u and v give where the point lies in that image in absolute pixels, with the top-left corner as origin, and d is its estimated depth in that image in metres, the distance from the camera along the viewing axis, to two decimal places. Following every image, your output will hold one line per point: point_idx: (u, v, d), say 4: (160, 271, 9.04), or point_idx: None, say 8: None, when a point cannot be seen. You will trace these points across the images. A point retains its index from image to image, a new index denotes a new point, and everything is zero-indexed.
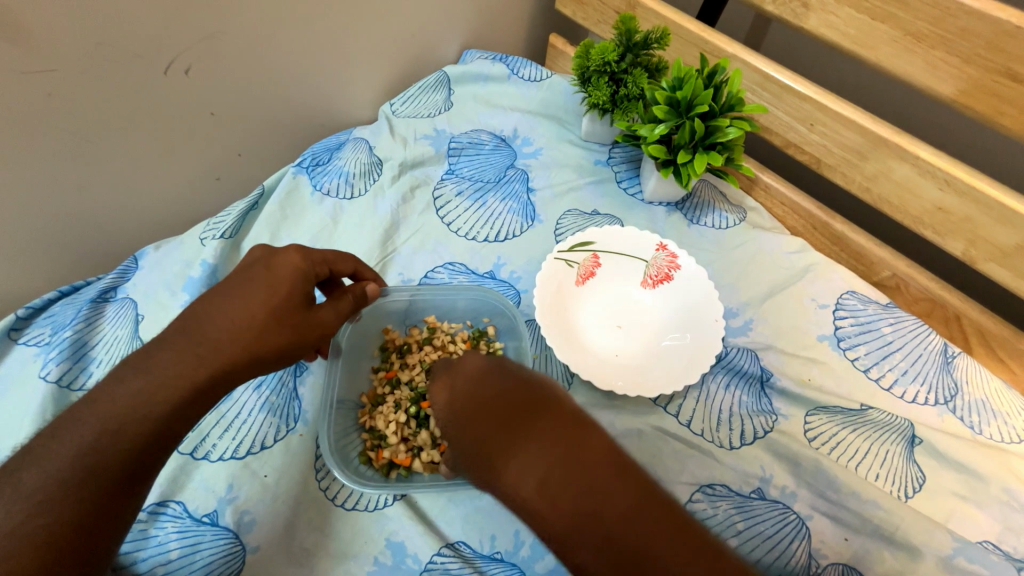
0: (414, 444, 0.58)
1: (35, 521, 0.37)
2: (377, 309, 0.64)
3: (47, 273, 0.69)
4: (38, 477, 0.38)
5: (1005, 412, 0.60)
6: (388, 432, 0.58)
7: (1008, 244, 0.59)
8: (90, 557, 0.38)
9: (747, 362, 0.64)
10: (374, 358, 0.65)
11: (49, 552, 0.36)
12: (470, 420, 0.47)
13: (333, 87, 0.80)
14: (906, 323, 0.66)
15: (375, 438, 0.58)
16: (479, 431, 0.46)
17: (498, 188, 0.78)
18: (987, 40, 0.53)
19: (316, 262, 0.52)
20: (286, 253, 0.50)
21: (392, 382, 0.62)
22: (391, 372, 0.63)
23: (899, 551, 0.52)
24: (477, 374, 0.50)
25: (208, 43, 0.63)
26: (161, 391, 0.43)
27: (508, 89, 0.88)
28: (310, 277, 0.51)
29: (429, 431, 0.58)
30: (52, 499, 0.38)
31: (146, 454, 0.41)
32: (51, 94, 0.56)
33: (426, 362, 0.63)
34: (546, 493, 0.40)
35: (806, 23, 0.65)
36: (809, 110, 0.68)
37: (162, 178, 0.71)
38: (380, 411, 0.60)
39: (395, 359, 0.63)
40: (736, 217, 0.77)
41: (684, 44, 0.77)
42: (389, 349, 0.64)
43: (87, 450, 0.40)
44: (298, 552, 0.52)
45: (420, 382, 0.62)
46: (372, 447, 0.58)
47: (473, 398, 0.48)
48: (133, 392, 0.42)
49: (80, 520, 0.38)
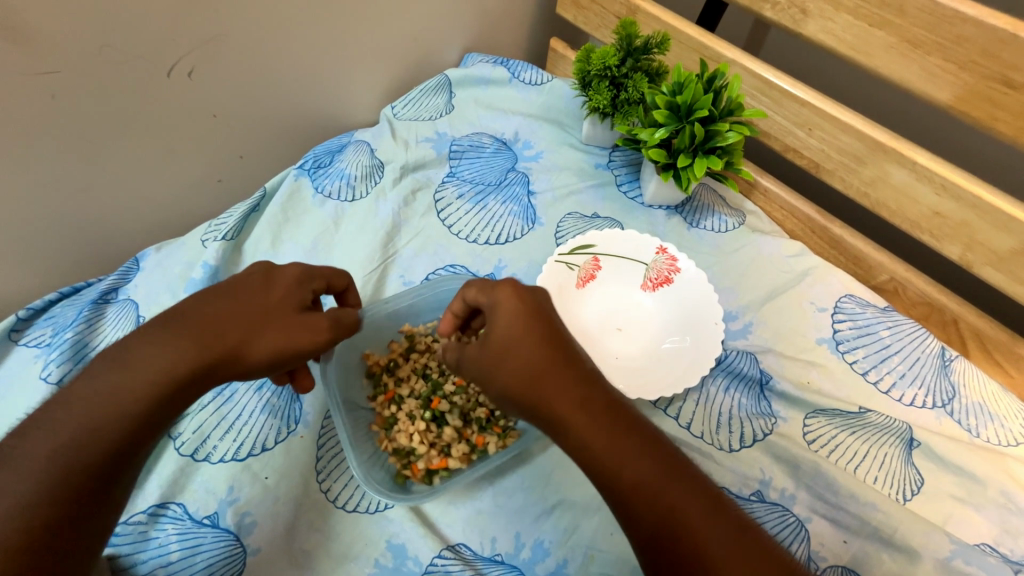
0: (443, 445, 0.58)
1: (8, 524, 0.36)
2: (343, 348, 0.61)
3: (48, 274, 0.69)
4: (11, 479, 0.38)
5: (1002, 415, 0.60)
6: (415, 444, 0.57)
7: (1004, 249, 0.60)
8: (61, 555, 0.38)
9: (746, 365, 0.64)
10: (364, 387, 0.63)
11: (26, 552, 0.36)
12: (524, 361, 0.45)
13: (335, 90, 0.80)
14: (904, 326, 0.66)
15: (403, 456, 0.57)
16: (539, 370, 0.44)
17: (499, 191, 0.79)
18: (982, 47, 0.53)
19: (315, 276, 0.54)
20: (285, 268, 0.53)
21: (394, 399, 0.61)
22: (388, 390, 0.61)
23: (897, 553, 0.52)
24: (523, 313, 0.47)
25: (210, 46, 0.63)
26: (137, 386, 0.42)
27: (509, 92, 0.88)
28: (305, 289, 0.52)
29: (451, 426, 0.58)
30: (27, 500, 0.37)
31: (122, 453, 0.41)
32: (54, 95, 0.56)
33: (417, 368, 0.63)
34: (612, 439, 0.42)
35: (804, 29, 0.66)
36: (808, 115, 0.69)
37: (164, 179, 0.71)
38: (397, 429, 0.58)
39: (387, 379, 0.62)
40: (736, 221, 0.77)
41: (684, 49, 0.78)
42: (376, 372, 0.63)
43: (62, 450, 0.39)
44: (298, 554, 0.52)
45: (420, 388, 0.62)
46: (404, 466, 0.57)
47: (525, 338, 0.46)
48: (111, 388, 0.42)
49: (58, 519, 0.38)
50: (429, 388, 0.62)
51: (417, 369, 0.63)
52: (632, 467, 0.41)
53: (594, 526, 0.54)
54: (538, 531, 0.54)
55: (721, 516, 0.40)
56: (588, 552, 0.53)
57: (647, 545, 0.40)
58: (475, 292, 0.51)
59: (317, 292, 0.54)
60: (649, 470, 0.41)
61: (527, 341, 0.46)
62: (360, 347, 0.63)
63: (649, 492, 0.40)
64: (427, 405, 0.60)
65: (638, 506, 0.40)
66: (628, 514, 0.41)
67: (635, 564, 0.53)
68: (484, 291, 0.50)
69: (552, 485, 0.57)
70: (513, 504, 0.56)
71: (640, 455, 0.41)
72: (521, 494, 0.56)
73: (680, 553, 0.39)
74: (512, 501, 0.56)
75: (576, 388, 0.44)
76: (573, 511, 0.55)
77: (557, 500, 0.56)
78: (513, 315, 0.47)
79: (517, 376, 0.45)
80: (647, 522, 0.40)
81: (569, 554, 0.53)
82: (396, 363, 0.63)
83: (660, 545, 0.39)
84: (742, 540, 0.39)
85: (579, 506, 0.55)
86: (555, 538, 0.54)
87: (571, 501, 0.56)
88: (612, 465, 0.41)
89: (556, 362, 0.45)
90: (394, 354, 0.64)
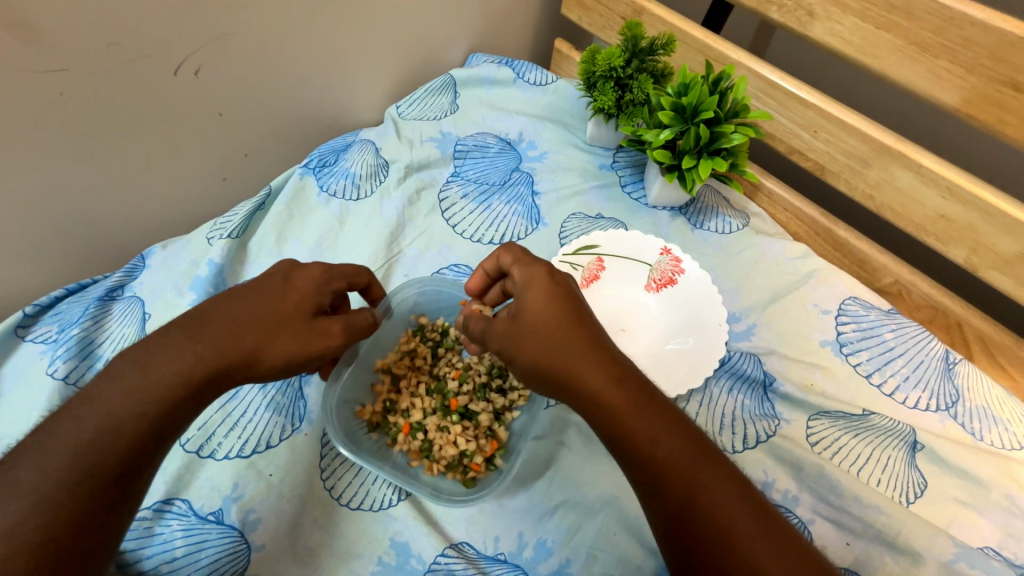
0: (485, 430, 0.59)
1: (29, 522, 0.37)
2: (337, 404, 0.57)
3: (54, 271, 0.69)
4: (33, 476, 0.39)
5: (1006, 419, 0.60)
6: (464, 445, 0.57)
7: (1009, 252, 0.60)
8: (83, 553, 0.38)
9: (749, 366, 0.64)
10: (377, 443, 0.59)
11: (44, 552, 0.37)
12: (557, 338, 0.45)
13: (341, 89, 0.80)
14: (908, 329, 0.67)
15: (457, 465, 0.57)
16: (570, 344, 0.45)
17: (503, 191, 0.79)
18: (990, 50, 0.53)
19: (334, 276, 0.53)
20: (304, 270, 0.52)
21: (414, 428, 0.59)
22: (402, 425, 0.59)
23: (900, 556, 0.52)
24: (554, 291, 0.48)
25: (218, 44, 0.63)
26: (157, 387, 0.43)
27: (513, 92, 0.88)
28: (325, 291, 0.52)
29: (481, 413, 0.59)
30: (43, 496, 0.38)
31: (141, 456, 0.42)
32: (62, 93, 0.56)
33: (412, 391, 0.62)
34: (641, 412, 0.43)
35: (810, 31, 0.66)
36: (813, 118, 0.69)
37: (170, 177, 0.71)
38: (437, 447, 0.57)
39: (395, 417, 0.60)
40: (739, 223, 0.77)
41: (689, 51, 0.78)
42: (380, 421, 0.60)
43: (80, 448, 0.40)
44: (302, 550, 0.52)
45: (426, 403, 0.61)
46: (461, 471, 0.57)
47: (555, 316, 0.46)
48: (128, 388, 0.42)
49: (75, 522, 0.38)
50: (435, 399, 0.61)
51: (415, 389, 0.62)
52: (665, 441, 0.42)
53: (596, 526, 0.54)
54: (540, 531, 0.54)
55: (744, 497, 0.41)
56: (590, 552, 0.53)
57: (671, 523, 0.41)
58: (511, 260, 0.53)
59: (337, 293, 0.54)
60: (675, 445, 0.42)
61: (560, 319, 0.46)
62: (353, 405, 0.60)
63: (680, 469, 0.41)
64: (446, 408, 0.60)
65: (667, 480, 0.41)
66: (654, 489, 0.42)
67: (637, 565, 0.53)
68: (520, 265, 0.51)
69: (555, 485, 0.57)
70: (516, 503, 0.56)
71: (666, 429, 0.43)
72: (524, 494, 0.56)
73: (701, 531, 0.39)
74: (515, 500, 0.56)
75: (605, 362, 0.45)
76: (576, 510, 0.55)
77: (560, 500, 0.56)
78: (542, 293, 0.48)
79: (542, 347, 0.45)
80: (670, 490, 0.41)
81: (571, 553, 0.53)
82: (391, 397, 0.61)
83: (685, 521, 0.40)
84: (763, 519, 0.40)
85: (582, 506, 0.55)
86: (558, 538, 0.54)
87: (575, 501, 0.56)
88: (647, 437, 0.42)
89: (585, 341, 0.46)
90: (382, 395, 0.62)
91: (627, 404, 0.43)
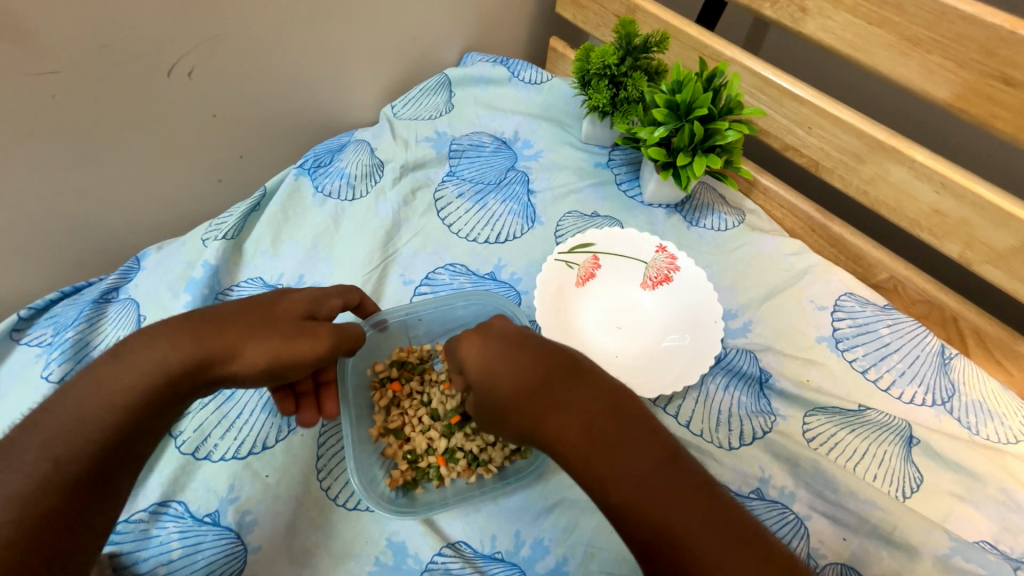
0: None
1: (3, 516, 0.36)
2: (358, 466, 0.54)
3: (50, 273, 0.69)
4: (7, 472, 0.38)
5: (1001, 413, 0.60)
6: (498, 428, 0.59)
7: (1003, 247, 0.60)
8: (55, 545, 0.37)
9: (745, 363, 0.64)
10: (428, 493, 0.58)
11: (19, 546, 0.36)
12: (520, 371, 0.44)
13: (336, 90, 0.80)
14: (904, 325, 0.67)
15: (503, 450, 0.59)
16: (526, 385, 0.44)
17: (498, 190, 0.79)
18: (982, 45, 0.53)
19: (331, 296, 0.55)
20: (303, 288, 0.54)
21: (447, 455, 0.59)
22: (436, 461, 0.58)
23: (896, 550, 0.52)
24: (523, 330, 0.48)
25: (209, 45, 0.63)
26: (129, 374, 0.43)
27: (508, 91, 0.88)
28: (321, 305, 0.53)
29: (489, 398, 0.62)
30: (17, 491, 0.37)
31: (118, 445, 0.42)
32: (54, 96, 0.56)
33: (423, 429, 0.61)
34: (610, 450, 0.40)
35: (804, 27, 0.66)
36: (807, 114, 0.69)
37: (164, 180, 0.71)
38: (479, 452, 0.58)
39: (427, 458, 0.59)
40: (735, 220, 0.77)
41: (683, 48, 0.78)
42: (416, 475, 0.58)
43: (52, 442, 0.40)
44: (299, 551, 0.52)
45: (441, 426, 0.61)
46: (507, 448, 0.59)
47: (520, 351, 0.45)
48: (102, 379, 0.42)
49: (49, 514, 0.38)
50: (444, 420, 0.61)
51: (421, 424, 0.61)
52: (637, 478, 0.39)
53: (594, 524, 0.54)
54: (537, 530, 0.54)
55: (732, 532, 0.37)
56: (588, 550, 0.53)
57: (653, 564, 0.38)
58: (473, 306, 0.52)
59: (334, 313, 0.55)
60: (652, 485, 0.39)
61: (526, 351, 0.45)
62: (381, 482, 0.56)
63: (655, 508, 0.38)
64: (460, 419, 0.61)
65: (641, 521, 0.38)
66: (633, 532, 0.38)
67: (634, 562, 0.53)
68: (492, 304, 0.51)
69: (552, 484, 0.57)
70: (513, 502, 0.56)
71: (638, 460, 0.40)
72: (521, 494, 0.56)
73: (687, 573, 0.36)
74: (512, 499, 0.56)
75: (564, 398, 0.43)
76: (573, 508, 0.55)
77: (557, 499, 0.56)
78: (509, 334, 0.47)
79: (511, 388, 0.44)
80: (646, 523, 0.38)
81: (568, 551, 0.53)
82: (406, 448, 0.59)
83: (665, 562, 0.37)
84: (754, 556, 0.36)
85: (579, 504, 0.55)
86: (555, 536, 0.54)
87: (572, 500, 0.56)
88: (614, 475, 0.39)
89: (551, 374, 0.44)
90: (399, 453, 0.59)
91: (594, 443, 0.40)
